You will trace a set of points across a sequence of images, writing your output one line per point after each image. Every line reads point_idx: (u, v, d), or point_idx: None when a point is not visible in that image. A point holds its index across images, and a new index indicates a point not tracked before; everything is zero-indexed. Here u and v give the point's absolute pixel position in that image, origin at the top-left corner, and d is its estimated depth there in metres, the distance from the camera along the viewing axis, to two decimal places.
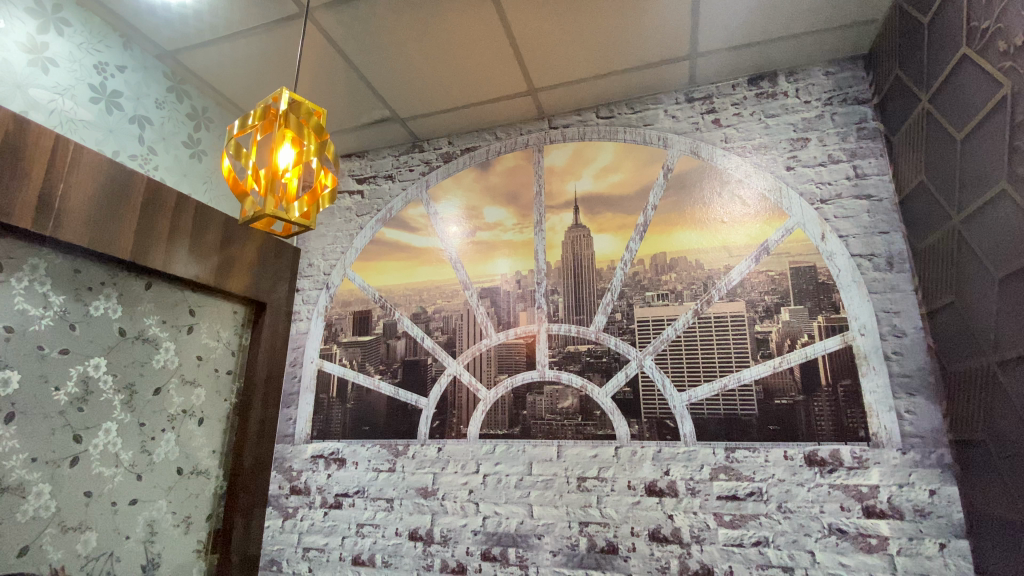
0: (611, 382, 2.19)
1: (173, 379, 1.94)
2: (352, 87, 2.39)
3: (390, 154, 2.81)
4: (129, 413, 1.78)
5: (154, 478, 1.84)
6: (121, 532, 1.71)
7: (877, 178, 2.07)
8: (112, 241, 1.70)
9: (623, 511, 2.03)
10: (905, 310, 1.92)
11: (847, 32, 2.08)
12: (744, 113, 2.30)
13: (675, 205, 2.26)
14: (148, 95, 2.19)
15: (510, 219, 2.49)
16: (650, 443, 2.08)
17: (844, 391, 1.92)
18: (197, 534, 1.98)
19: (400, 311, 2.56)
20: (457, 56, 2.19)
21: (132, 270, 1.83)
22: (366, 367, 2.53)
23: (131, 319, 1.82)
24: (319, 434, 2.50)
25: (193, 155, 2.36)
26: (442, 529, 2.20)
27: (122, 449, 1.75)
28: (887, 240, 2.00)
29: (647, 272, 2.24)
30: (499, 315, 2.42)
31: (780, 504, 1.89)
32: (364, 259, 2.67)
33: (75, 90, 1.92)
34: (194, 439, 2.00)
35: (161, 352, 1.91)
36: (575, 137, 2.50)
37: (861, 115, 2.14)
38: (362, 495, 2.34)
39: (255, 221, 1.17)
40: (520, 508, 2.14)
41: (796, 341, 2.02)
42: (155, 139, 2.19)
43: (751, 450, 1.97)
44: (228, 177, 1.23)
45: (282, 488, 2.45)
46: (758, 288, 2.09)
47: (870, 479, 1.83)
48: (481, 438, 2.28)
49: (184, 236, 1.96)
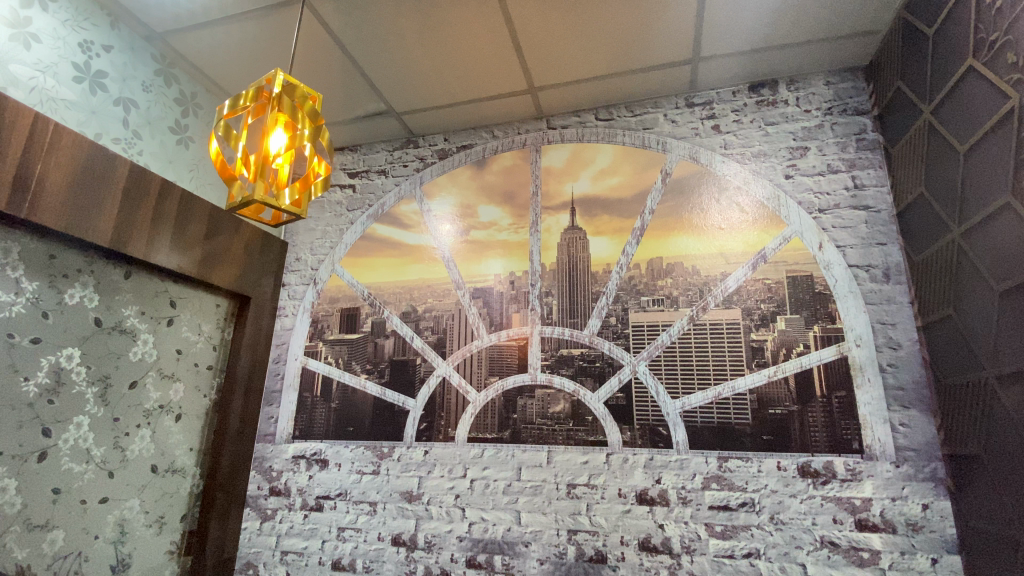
0: (604, 387, 2.15)
1: (151, 373, 1.87)
2: (348, 79, 2.33)
3: (383, 149, 2.75)
4: (103, 407, 1.71)
5: (128, 476, 1.77)
6: (90, 532, 1.64)
7: (876, 190, 2.06)
8: (91, 226, 1.63)
9: (613, 519, 1.98)
10: (901, 322, 1.91)
11: (850, 42, 2.08)
12: (744, 120, 2.28)
13: (673, 209, 2.24)
14: (135, 77, 2.11)
15: (506, 219, 2.45)
16: (642, 451, 2.04)
17: (839, 402, 1.90)
18: (171, 535, 1.91)
19: (390, 309, 2.50)
20: (458, 50, 2.15)
21: (111, 257, 1.76)
22: (353, 366, 2.47)
23: (107, 310, 1.74)
24: (301, 434, 2.42)
25: (180, 141, 2.28)
26: (426, 534, 2.14)
27: (94, 445, 1.67)
28: (884, 252, 1.99)
29: (643, 276, 2.21)
30: (491, 316, 2.37)
31: (773, 516, 1.86)
32: (354, 254, 2.61)
33: (58, 68, 1.83)
34: (171, 436, 1.93)
35: (139, 344, 1.84)
36: (574, 138, 2.47)
37: (861, 125, 2.14)
38: (344, 498, 2.27)
39: (242, 207, 1.14)
40: (507, 515, 2.09)
41: (791, 350, 2.00)
42: (140, 123, 2.11)
43: (744, 460, 1.94)
44: (217, 161, 1.20)
45: (261, 489, 2.38)
46: (754, 296, 2.07)
47: (863, 491, 1.82)
48: (470, 441, 2.22)
49: (168, 225, 1.88)
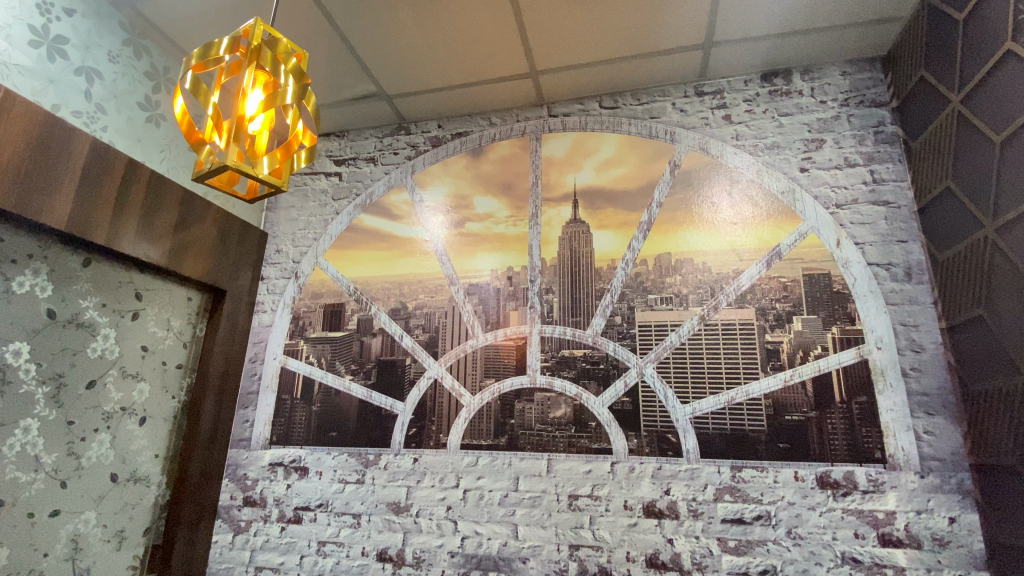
0: (609, 391, 2.00)
1: (112, 372, 1.68)
2: (337, 57, 2.16)
3: (372, 135, 2.58)
4: (56, 408, 1.51)
5: (84, 486, 1.57)
6: (39, 548, 1.44)
7: (895, 185, 1.96)
8: (45, 206, 1.44)
9: (618, 534, 1.84)
10: (925, 324, 1.80)
11: (870, 29, 1.97)
12: (756, 110, 2.17)
13: (682, 202, 2.11)
14: (99, 45, 1.92)
15: (503, 211, 2.30)
16: (650, 460, 1.90)
17: (860, 408, 1.79)
18: (134, 550, 1.71)
19: (377, 306, 2.33)
20: (456, 27, 1.99)
21: (68, 242, 1.56)
22: (337, 366, 2.29)
23: (63, 300, 1.55)
24: (279, 440, 2.24)
25: (150, 119, 2.09)
26: (414, 549, 1.97)
27: (44, 452, 1.48)
28: (905, 250, 1.89)
29: (650, 273, 2.08)
30: (487, 314, 2.22)
31: (790, 530, 1.74)
32: (339, 247, 2.44)
33: (12, 30, 1.64)
34: (135, 441, 1.73)
35: (98, 340, 1.64)
36: (577, 126, 2.33)
37: (879, 118, 2.04)
38: (325, 510, 2.10)
39: (211, 175, 0.99)
40: (504, 528, 1.93)
41: (809, 352, 1.88)
42: (104, 96, 1.91)
43: (759, 470, 1.81)
44: (182, 124, 1.04)
45: (234, 499, 2.19)
46: (769, 295, 1.95)
47: (886, 504, 1.70)
48: (463, 448, 2.06)
49: (134, 208, 1.69)
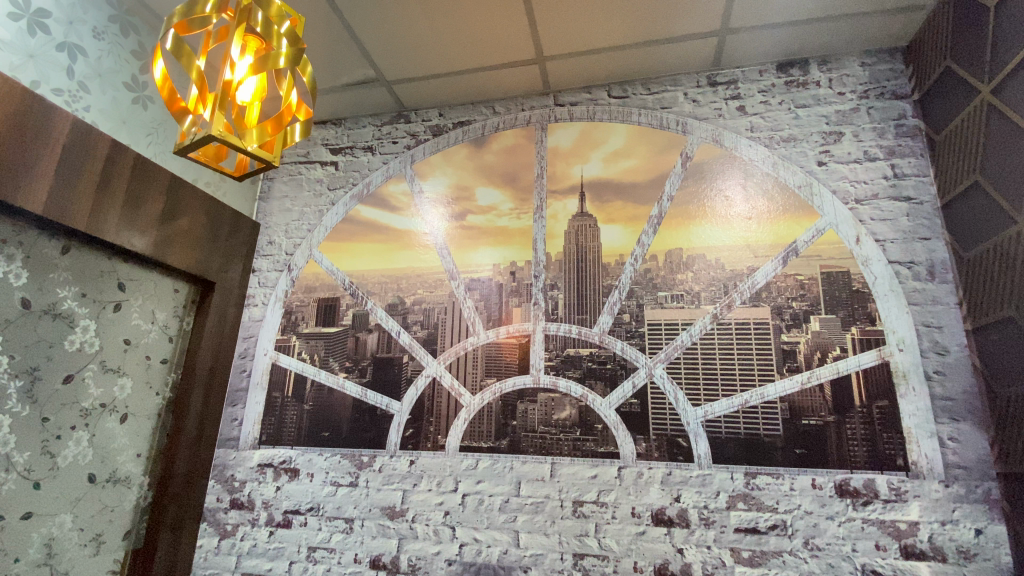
0: (616, 392, 1.91)
1: (91, 366, 1.54)
2: (334, 39, 2.06)
3: (371, 123, 2.48)
4: (30, 404, 1.37)
5: (60, 488, 1.44)
6: (9, 554, 1.32)
7: (917, 180, 1.88)
8: (20, 183, 1.30)
9: (626, 542, 1.75)
10: (948, 325, 1.72)
11: (893, 18, 1.89)
12: (772, 101, 2.08)
13: (694, 196, 2.02)
14: (83, 20, 1.82)
15: (507, 203, 2.21)
16: (659, 464, 1.81)
17: (880, 413, 1.70)
18: (112, 554, 1.59)
19: (373, 301, 2.23)
20: (461, 7, 1.89)
21: (46, 226, 1.42)
22: (330, 363, 2.19)
23: (39, 289, 1.40)
24: (269, 440, 2.14)
25: (136, 101, 1.98)
26: (410, 556, 1.87)
27: (16, 452, 1.34)
28: (928, 248, 1.81)
29: (660, 269, 1.99)
30: (489, 310, 2.12)
31: (807, 540, 1.65)
32: (335, 239, 2.34)
33: None
34: (115, 440, 1.60)
35: (77, 332, 1.50)
36: (584, 116, 2.24)
37: (900, 110, 1.96)
38: (316, 514, 1.99)
39: (195, 148, 0.90)
40: (504, 535, 1.84)
41: (827, 354, 1.79)
42: (88, 74, 1.81)
43: (774, 477, 1.72)
44: (164, 91, 0.95)
45: (220, 502, 2.08)
46: (785, 293, 1.86)
47: (909, 514, 1.61)
48: (461, 451, 1.97)
49: (118, 192, 1.55)
